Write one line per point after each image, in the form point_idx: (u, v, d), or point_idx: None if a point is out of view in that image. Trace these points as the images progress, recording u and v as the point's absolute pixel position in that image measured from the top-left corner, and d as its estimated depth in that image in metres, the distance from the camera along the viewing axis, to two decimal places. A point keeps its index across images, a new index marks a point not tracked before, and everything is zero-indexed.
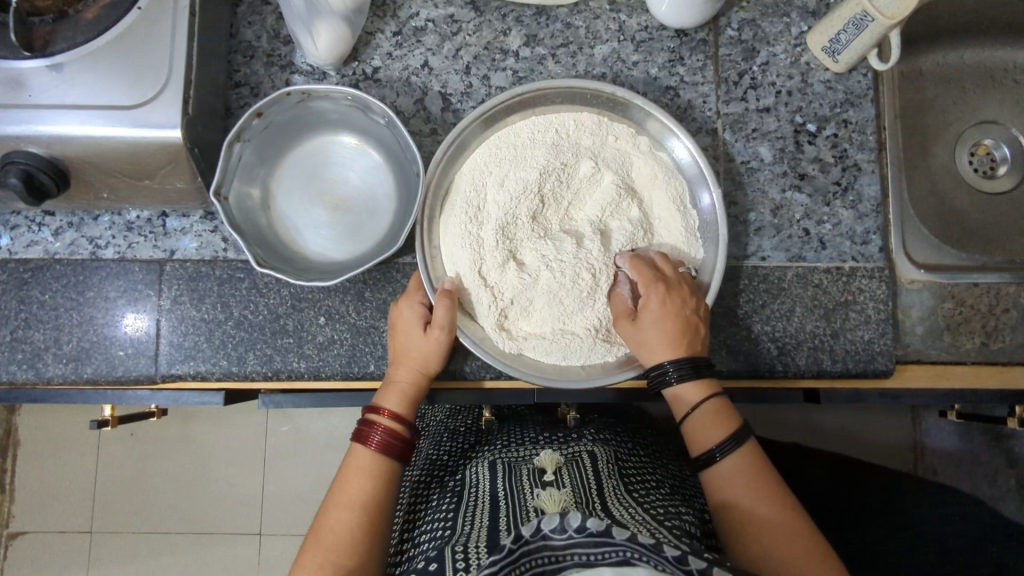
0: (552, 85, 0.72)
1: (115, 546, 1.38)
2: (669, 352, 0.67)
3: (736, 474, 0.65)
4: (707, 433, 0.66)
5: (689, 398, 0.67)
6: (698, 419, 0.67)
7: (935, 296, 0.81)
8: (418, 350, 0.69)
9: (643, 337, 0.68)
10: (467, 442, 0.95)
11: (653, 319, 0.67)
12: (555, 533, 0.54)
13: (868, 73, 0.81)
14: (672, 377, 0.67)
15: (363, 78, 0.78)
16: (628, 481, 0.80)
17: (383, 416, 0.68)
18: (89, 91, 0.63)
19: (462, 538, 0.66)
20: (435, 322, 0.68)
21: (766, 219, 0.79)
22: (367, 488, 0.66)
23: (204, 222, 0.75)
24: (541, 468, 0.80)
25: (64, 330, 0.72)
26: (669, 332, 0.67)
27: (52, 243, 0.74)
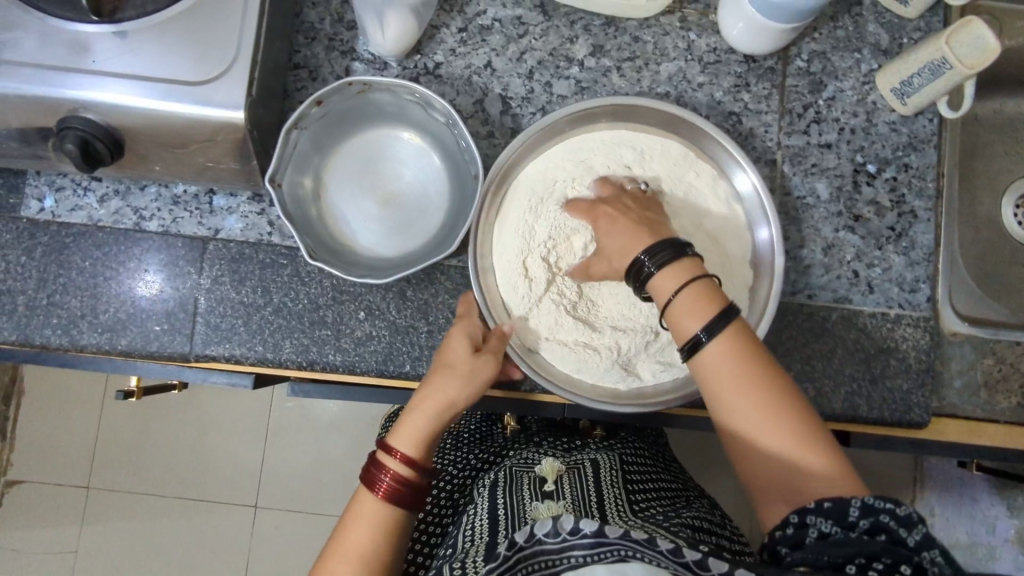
0: (629, 100, 0.70)
1: (112, 506, 1.38)
2: (637, 247, 0.60)
3: (723, 378, 0.55)
4: (692, 316, 0.57)
5: (667, 283, 0.58)
6: (678, 302, 0.57)
7: (976, 351, 0.80)
8: (460, 368, 0.65)
9: (611, 244, 0.62)
10: (473, 445, 0.93)
11: (608, 228, 0.63)
12: (548, 536, 0.54)
13: (934, 118, 0.80)
14: (649, 267, 0.58)
15: (424, 73, 0.76)
16: (633, 490, 0.78)
17: (394, 456, 0.63)
18: (153, 62, 0.61)
19: (463, 551, 0.65)
20: (489, 350, 0.66)
21: (816, 256, 0.78)
22: (367, 535, 0.61)
23: (252, 203, 0.74)
24: (542, 477, 0.78)
25: (101, 299, 0.72)
26: (624, 230, 0.61)
27: (97, 210, 0.73)
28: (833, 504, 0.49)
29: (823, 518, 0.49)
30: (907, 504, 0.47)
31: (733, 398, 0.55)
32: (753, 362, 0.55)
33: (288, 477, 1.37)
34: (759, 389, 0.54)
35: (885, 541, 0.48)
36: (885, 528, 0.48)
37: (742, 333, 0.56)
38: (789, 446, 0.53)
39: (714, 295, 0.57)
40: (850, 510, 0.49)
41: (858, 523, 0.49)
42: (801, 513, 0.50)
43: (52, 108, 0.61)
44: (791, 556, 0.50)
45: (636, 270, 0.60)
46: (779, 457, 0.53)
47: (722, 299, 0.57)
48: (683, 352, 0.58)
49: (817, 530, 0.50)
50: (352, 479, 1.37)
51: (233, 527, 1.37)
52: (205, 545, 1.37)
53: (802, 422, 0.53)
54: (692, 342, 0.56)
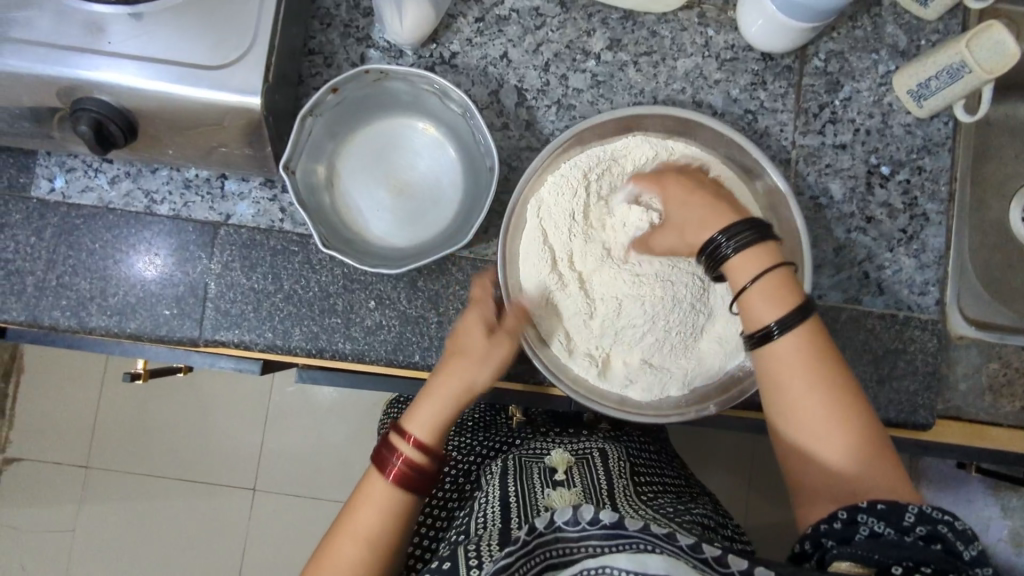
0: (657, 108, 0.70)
1: (112, 486, 1.38)
2: (714, 226, 0.62)
3: (790, 368, 0.57)
4: (767, 301, 0.59)
5: (747, 265, 0.60)
6: (755, 287, 0.59)
7: (982, 355, 0.81)
8: (478, 352, 0.66)
9: (682, 219, 0.65)
10: (478, 432, 0.93)
11: (692, 202, 0.65)
12: (568, 525, 0.55)
13: (949, 121, 0.79)
14: (727, 249, 0.61)
15: (439, 62, 0.76)
16: (640, 484, 0.78)
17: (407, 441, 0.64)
18: (169, 45, 0.61)
19: (475, 536, 0.66)
20: (502, 332, 0.66)
21: (826, 257, 0.78)
22: (376, 520, 0.62)
23: (263, 189, 0.73)
24: (552, 467, 0.78)
25: (111, 281, 0.71)
26: (702, 207, 0.64)
27: (108, 192, 0.73)
28: (887, 506, 0.52)
29: (875, 517, 0.52)
30: (963, 519, 0.50)
31: (800, 386, 0.57)
32: (826, 357, 0.57)
33: (289, 461, 1.38)
34: (829, 384, 0.56)
35: (939, 549, 0.50)
36: (940, 537, 0.50)
37: (819, 332, 0.58)
38: (847, 445, 0.55)
39: (792, 287, 0.59)
40: (905, 515, 0.51)
41: (912, 528, 0.51)
42: (852, 510, 0.52)
43: (67, 88, 0.61)
44: (837, 550, 0.52)
45: (710, 249, 0.62)
46: (840, 449, 0.55)
47: (799, 294, 0.59)
48: (750, 337, 0.60)
49: (869, 528, 0.52)
50: (352, 465, 1.38)
51: (233, 509, 1.38)
52: (204, 527, 1.38)
53: (867, 424, 0.56)
54: (765, 330, 0.58)
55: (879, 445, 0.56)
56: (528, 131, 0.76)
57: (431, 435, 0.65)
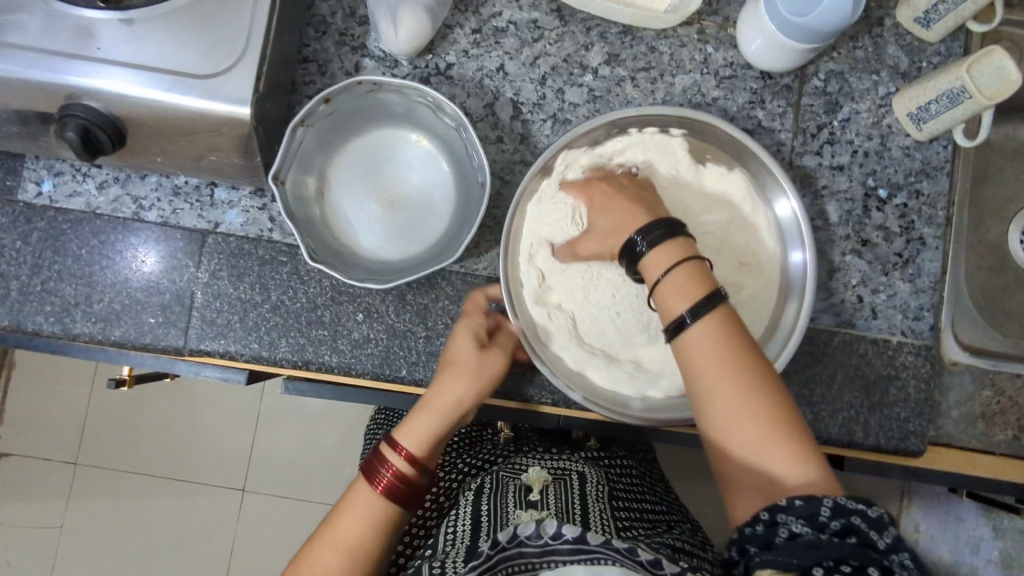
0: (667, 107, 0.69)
1: (98, 486, 1.37)
2: (627, 230, 0.61)
3: (705, 361, 0.55)
4: (678, 296, 0.56)
5: (659, 261, 0.58)
6: (667, 281, 0.57)
7: (975, 382, 0.80)
8: (465, 364, 0.66)
9: (601, 226, 0.64)
10: (463, 448, 0.92)
11: (602, 208, 0.64)
12: (530, 539, 0.55)
13: (948, 145, 0.79)
14: (640, 246, 0.59)
15: (435, 73, 0.75)
16: (618, 506, 0.77)
17: (398, 453, 0.64)
18: (159, 52, 0.60)
19: (441, 554, 0.65)
20: (495, 345, 0.67)
21: (821, 279, 0.78)
22: (360, 528, 0.62)
23: (253, 198, 0.72)
24: (527, 485, 0.77)
25: (96, 288, 0.71)
26: (615, 216, 0.63)
27: (96, 197, 0.72)
28: (804, 503, 0.49)
29: (794, 517, 0.50)
30: (877, 506, 0.50)
31: (713, 379, 0.54)
32: (737, 347, 0.55)
33: (278, 464, 1.37)
34: (743, 376, 0.54)
35: (854, 543, 0.49)
36: (855, 530, 0.49)
37: (733, 321, 0.56)
38: (764, 436, 0.53)
39: (706, 279, 0.57)
40: (821, 510, 0.49)
41: (828, 524, 0.49)
42: (772, 511, 0.50)
43: (53, 94, 0.60)
44: (760, 556, 0.50)
45: (629, 248, 0.60)
46: (756, 440, 0.53)
47: (711, 283, 0.57)
48: (667, 331, 0.58)
49: (788, 529, 0.50)
50: (341, 470, 1.37)
51: (220, 511, 1.37)
52: (190, 530, 1.37)
53: (793, 419, 0.53)
54: (678, 322, 0.56)
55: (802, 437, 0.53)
56: (523, 145, 0.75)
57: (421, 449, 0.65)
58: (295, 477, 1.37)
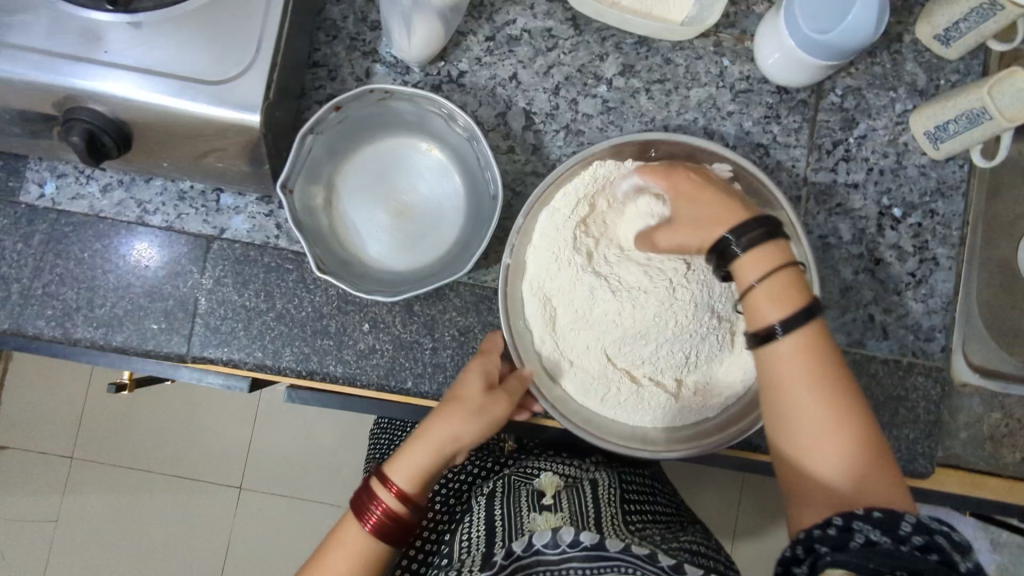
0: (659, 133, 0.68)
1: (94, 482, 1.36)
2: (725, 224, 0.59)
3: (793, 367, 0.54)
4: (773, 303, 0.55)
5: (754, 263, 0.57)
6: (761, 286, 0.56)
7: (985, 404, 0.79)
8: (472, 401, 0.64)
9: (690, 216, 0.62)
10: (472, 451, 0.91)
11: (692, 197, 0.62)
12: (547, 548, 0.55)
13: (964, 165, 0.78)
14: (736, 247, 0.58)
15: (447, 80, 0.74)
16: (631, 507, 0.76)
17: (388, 490, 0.62)
18: (168, 57, 0.59)
19: (458, 564, 0.64)
20: (503, 389, 0.65)
21: (832, 298, 0.77)
22: (346, 567, 0.61)
23: (260, 204, 0.71)
24: (540, 491, 0.76)
25: (98, 293, 0.70)
26: (704, 212, 0.61)
27: (99, 200, 0.71)
28: (883, 514, 0.48)
29: (872, 525, 0.48)
30: (959, 530, 0.47)
31: (800, 390, 0.53)
32: (828, 364, 0.54)
33: (277, 462, 1.36)
34: (829, 388, 0.53)
35: (935, 561, 0.46)
36: (937, 548, 0.46)
37: (824, 338, 0.55)
38: (843, 445, 0.52)
39: (801, 289, 0.56)
40: (901, 524, 0.48)
41: (909, 538, 0.47)
42: (848, 516, 0.49)
43: (59, 97, 0.58)
44: (831, 557, 0.49)
45: (720, 248, 0.59)
46: (839, 451, 0.52)
47: (807, 297, 0.56)
48: (754, 338, 0.56)
49: (864, 535, 0.48)
50: (340, 472, 1.36)
51: (218, 509, 1.36)
52: (186, 528, 1.36)
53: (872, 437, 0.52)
54: (768, 331, 0.55)
55: (883, 459, 0.52)
56: (534, 156, 0.74)
57: (413, 486, 0.63)
58: (296, 472, 1.36)
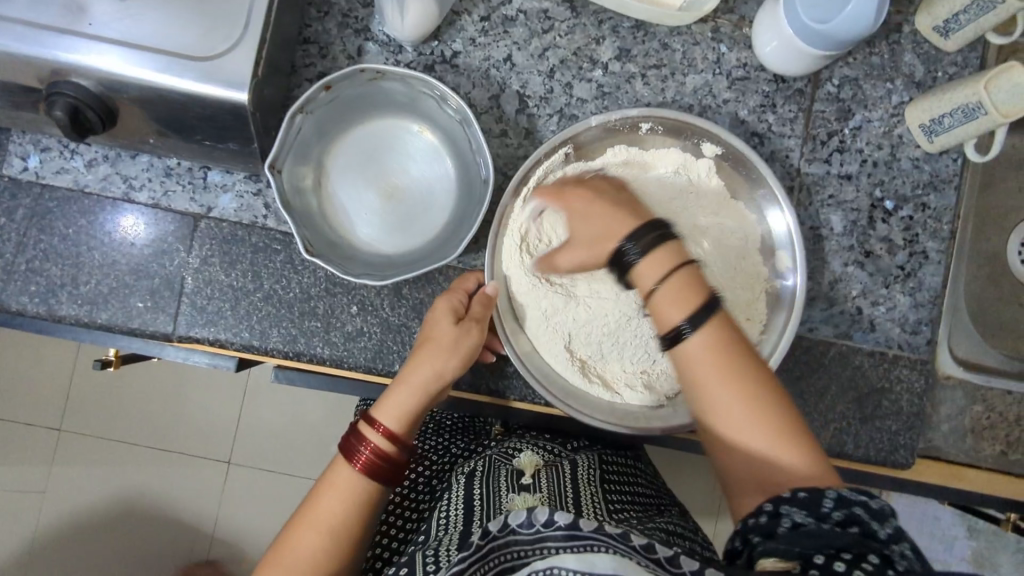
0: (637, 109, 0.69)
1: (82, 457, 1.36)
2: (615, 236, 0.59)
3: (704, 366, 0.54)
4: (674, 305, 0.55)
5: (657, 266, 0.57)
6: (661, 291, 0.56)
7: (967, 397, 0.79)
8: (446, 338, 0.65)
9: (585, 235, 0.62)
10: (454, 433, 0.91)
11: (584, 208, 0.62)
12: (522, 527, 0.52)
13: (958, 158, 0.77)
14: (632, 253, 0.57)
15: (440, 61, 0.73)
16: (611, 488, 0.77)
17: (374, 430, 0.63)
18: (153, 31, 0.57)
19: (435, 543, 0.64)
20: (472, 317, 0.66)
21: (821, 289, 0.77)
22: (341, 508, 0.61)
23: (248, 182, 0.71)
24: (519, 470, 0.77)
25: (83, 270, 0.69)
26: (592, 217, 0.61)
27: (84, 174, 0.70)
28: (808, 494, 0.49)
29: (796, 508, 0.49)
30: (879, 499, 0.48)
31: (715, 388, 0.54)
32: (729, 349, 0.54)
33: (265, 438, 1.36)
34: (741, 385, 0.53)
35: (857, 533, 0.47)
36: (856, 519, 0.48)
37: (727, 325, 0.56)
38: (771, 440, 0.52)
39: (699, 286, 0.56)
40: (823, 502, 0.49)
41: (829, 515, 0.48)
42: (776, 501, 0.50)
43: (41, 70, 0.57)
44: (763, 546, 0.49)
45: (618, 255, 0.59)
46: (767, 441, 0.52)
47: (706, 291, 0.56)
48: (664, 342, 0.57)
49: (791, 519, 0.49)
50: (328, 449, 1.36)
51: (205, 485, 1.36)
52: (174, 503, 1.36)
53: (797, 423, 0.53)
54: (675, 332, 0.55)
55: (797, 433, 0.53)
56: (527, 140, 0.73)
57: (400, 425, 0.64)
58: (281, 446, 1.36)
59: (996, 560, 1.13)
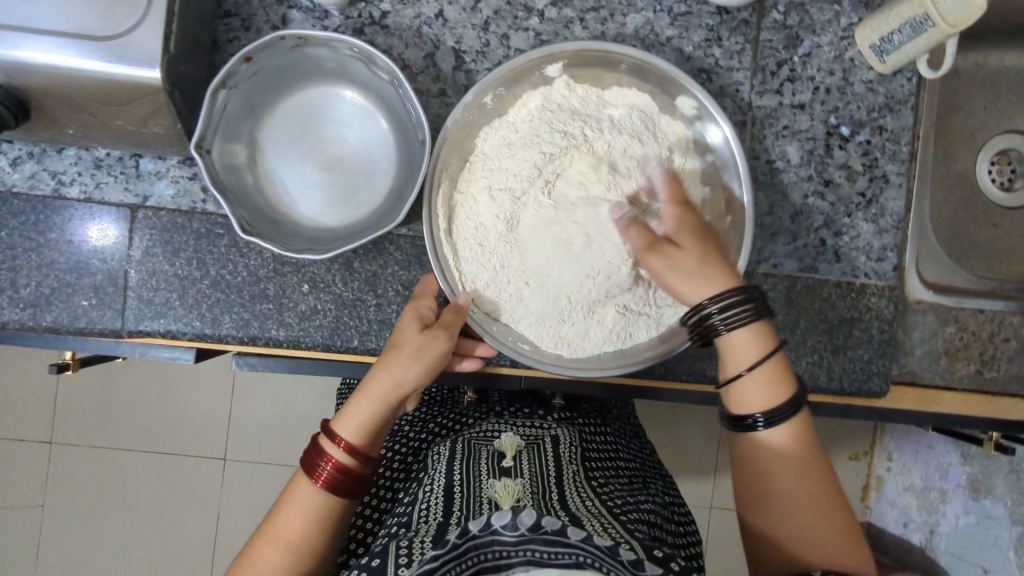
0: (570, 43, 0.66)
1: (65, 473, 1.31)
2: (721, 280, 0.58)
3: (785, 468, 0.59)
4: (762, 390, 0.59)
5: (746, 350, 0.58)
6: (751, 376, 0.59)
7: (939, 319, 0.78)
8: (409, 346, 0.63)
9: (685, 264, 0.59)
10: (430, 411, 0.87)
11: (689, 249, 0.60)
12: (505, 530, 0.49)
13: (912, 77, 0.75)
14: (723, 325, 0.58)
15: (369, 23, 0.70)
16: (591, 470, 0.73)
17: (337, 446, 0.60)
18: (53, 14, 0.54)
19: (410, 532, 0.58)
20: (438, 324, 0.64)
21: (783, 225, 0.75)
22: (301, 523, 0.59)
23: (182, 167, 0.68)
24: (500, 453, 0.71)
25: (21, 273, 0.67)
26: (710, 266, 0.59)
27: (11, 174, 0.68)
28: None
29: None
30: None
31: (789, 479, 0.58)
32: (813, 461, 0.59)
33: (256, 433, 1.31)
34: (818, 487, 0.58)
35: None
36: None
37: (807, 425, 0.60)
38: (823, 531, 0.57)
39: (786, 380, 0.59)
40: None
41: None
42: None
43: None
44: None
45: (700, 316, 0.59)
46: (819, 539, 0.57)
47: (790, 386, 0.59)
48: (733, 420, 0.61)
49: None
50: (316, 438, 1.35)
51: (192, 489, 1.32)
52: (163, 510, 1.32)
53: (847, 526, 0.57)
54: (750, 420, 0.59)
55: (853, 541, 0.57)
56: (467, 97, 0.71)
57: (363, 438, 0.62)
58: (265, 443, 1.31)
59: (990, 483, 1.02)
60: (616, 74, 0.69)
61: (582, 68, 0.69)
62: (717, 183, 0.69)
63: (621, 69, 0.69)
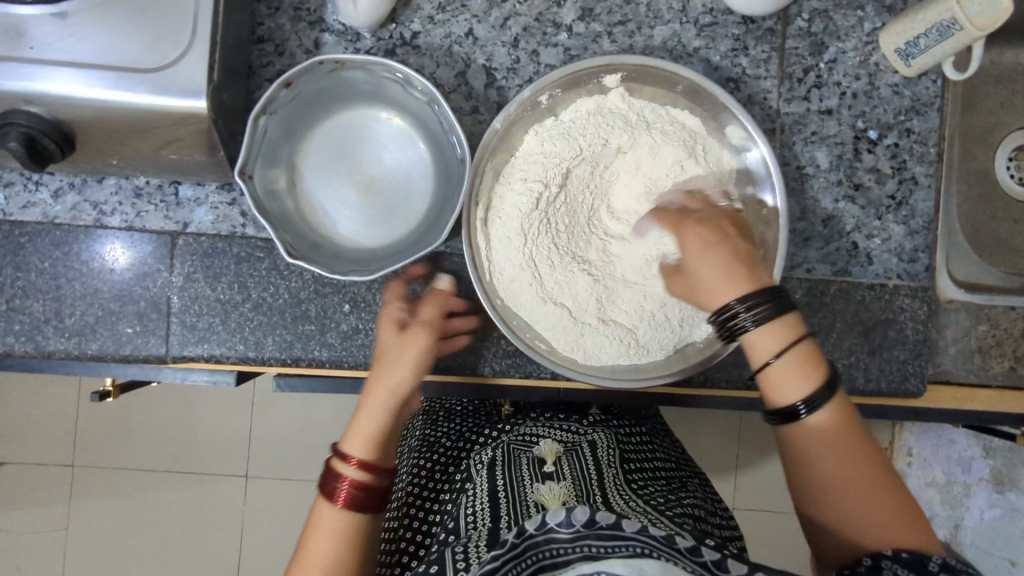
0: (630, 56, 0.67)
1: (91, 497, 1.31)
2: (737, 287, 0.56)
3: (818, 446, 0.55)
4: (795, 381, 0.55)
5: (767, 342, 0.56)
6: (779, 365, 0.55)
7: (971, 317, 0.78)
8: (392, 350, 0.63)
9: (701, 274, 0.58)
10: (466, 421, 0.87)
11: (697, 256, 0.59)
12: (560, 527, 0.49)
13: (938, 79, 0.76)
14: (751, 323, 0.56)
15: (401, 43, 0.71)
16: (631, 473, 0.73)
17: (349, 464, 0.60)
18: (99, 49, 0.55)
19: (463, 539, 0.58)
20: (417, 322, 0.64)
21: (815, 229, 0.76)
22: (330, 548, 0.58)
23: (221, 193, 0.69)
24: (541, 458, 0.71)
25: (66, 303, 0.67)
26: (723, 264, 0.57)
27: (52, 206, 0.68)
28: (910, 555, 0.50)
29: (898, 564, 0.50)
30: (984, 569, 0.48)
31: (826, 459, 0.55)
32: (848, 428, 0.56)
33: (281, 450, 1.32)
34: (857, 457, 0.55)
35: None
36: None
37: (845, 405, 0.56)
38: (878, 512, 0.53)
39: (815, 360, 0.56)
40: (927, 563, 0.49)
41: (934, 574, 0.49)
42: (876, 558, 0.51)
43: None
44: None
45: (725, 318, 0.57)
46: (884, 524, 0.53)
47: (825, 367, 0.56)
48: (776, 414, 0.57)
49: (893, 574, 0.50)
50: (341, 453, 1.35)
51: (219, 506, 1.32)
52: (191, 530, 1.32)
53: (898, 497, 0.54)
54: (793, 410, 0.55)
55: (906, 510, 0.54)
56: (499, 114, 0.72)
57: (372, 449, 0.61)
58: (290, 459, 1.31)
59: (1016, 476, 1.02)
60: (670, 94, 0.69)
61: (636, 83, 0.69)
62: (751, 191, 0.69)
63: (677, 90, 0.69)
